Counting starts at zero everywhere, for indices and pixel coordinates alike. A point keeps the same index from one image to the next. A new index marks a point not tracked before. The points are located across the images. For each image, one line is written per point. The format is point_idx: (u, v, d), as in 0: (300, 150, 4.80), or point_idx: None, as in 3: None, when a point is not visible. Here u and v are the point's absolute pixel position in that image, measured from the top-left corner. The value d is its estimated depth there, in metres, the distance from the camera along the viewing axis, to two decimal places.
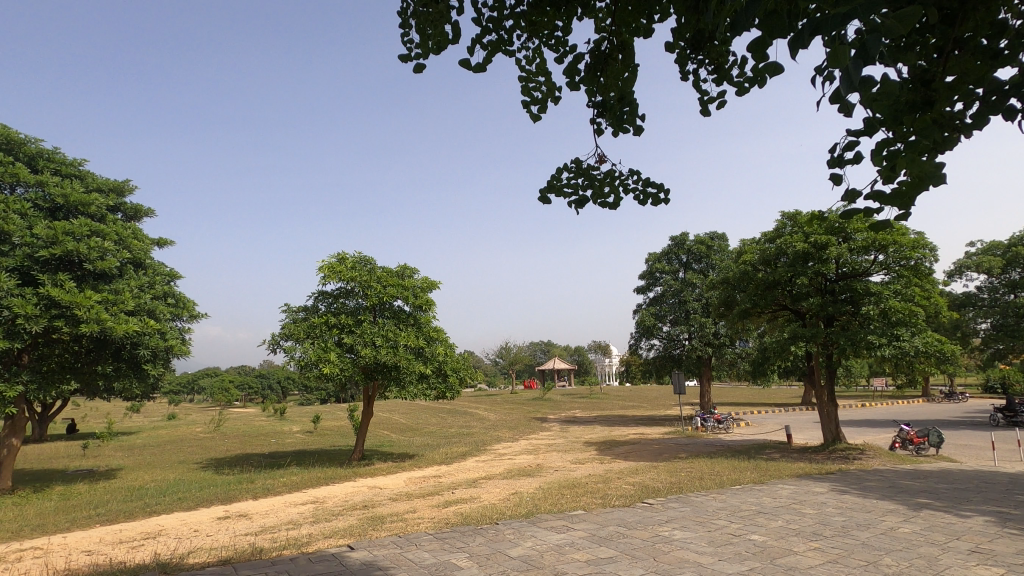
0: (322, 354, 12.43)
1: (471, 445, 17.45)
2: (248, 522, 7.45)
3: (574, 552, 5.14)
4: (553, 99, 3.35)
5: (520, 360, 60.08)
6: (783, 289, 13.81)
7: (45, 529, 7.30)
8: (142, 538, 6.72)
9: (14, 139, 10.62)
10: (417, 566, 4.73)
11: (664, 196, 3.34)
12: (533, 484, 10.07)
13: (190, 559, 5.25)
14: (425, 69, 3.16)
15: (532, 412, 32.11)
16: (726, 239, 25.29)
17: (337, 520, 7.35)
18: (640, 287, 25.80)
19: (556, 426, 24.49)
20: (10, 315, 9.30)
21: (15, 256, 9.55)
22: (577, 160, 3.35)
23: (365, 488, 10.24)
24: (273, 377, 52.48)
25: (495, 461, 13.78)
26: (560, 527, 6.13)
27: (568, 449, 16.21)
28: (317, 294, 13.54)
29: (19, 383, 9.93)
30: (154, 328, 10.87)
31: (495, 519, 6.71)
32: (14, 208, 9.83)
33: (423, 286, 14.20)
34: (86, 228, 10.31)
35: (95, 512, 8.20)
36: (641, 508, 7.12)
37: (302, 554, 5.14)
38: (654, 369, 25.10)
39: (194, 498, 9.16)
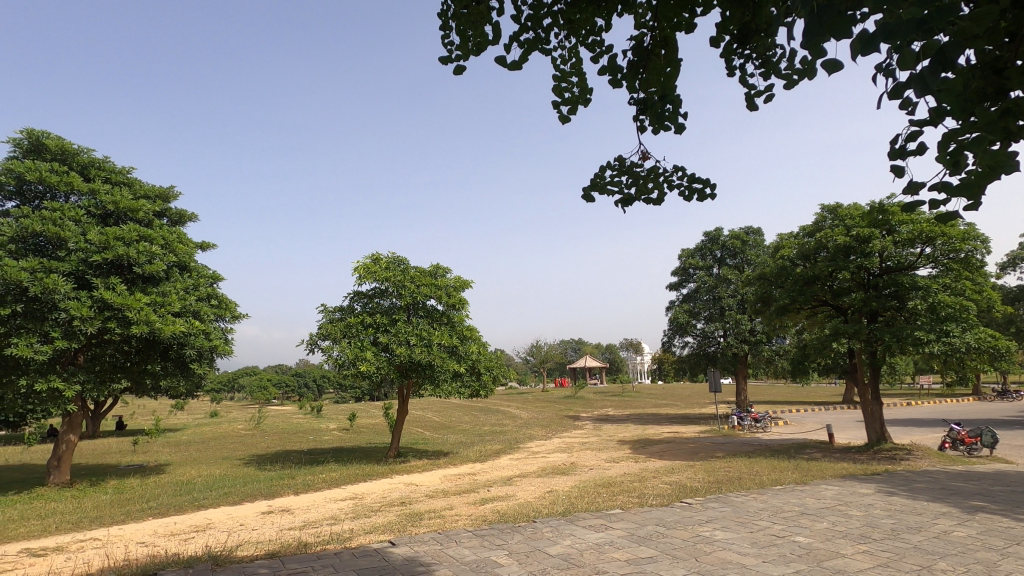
0: (359, 353, 12.66)
1: (504, 443, 17.50)
2: (291, 517, 7.66)
3: (613, 551, 5.11)
4: (588, 100, 3.32)
5: (552, 359, 59.89)
6: (823, 285, 13.40)
7: (103, 521, 7.66)
8: (192, 531, 6.98)
9: (68, 149, 11.14)
10: (459, 562, 4.79)
11: (712, 190, 3.24)
12: (568, 482, 10.06)
13: (240, 552, 5.43)
14: (463, 70, 3.18)
15: (564, 410, 32.04)
16: (762, 234, 24.73)
17: (377, 516, 7.49)
18: (673, 284, 25.50)
19: (588, 424, 24.39)
20: (67, 318, 9.77)
21: (71, 261, 9.99)
22: (620, 158, 3.31)
23: (402, 485, 10.40)
24: (308, 376, 53.60)
25: (529, 460, 13.79)
26: (598, 526, 6.10)
27: (602, 448, 16.09)
28: (353, 294, 13.75)
29: (75, 383, 10.41)
30: (199, 328, 11.26)
31: (533, 517, 6.73)
32: (69, 215, 10.32)
33: (456, 286, 14.29)
34: (135, 233, 10.75)
35: (146, 505, 8.57)
36: (679, 508, 7.02)
37: (345, 549, 5.26)
38: (688, 367, 24.73)
39: (239, 493, 9.46)
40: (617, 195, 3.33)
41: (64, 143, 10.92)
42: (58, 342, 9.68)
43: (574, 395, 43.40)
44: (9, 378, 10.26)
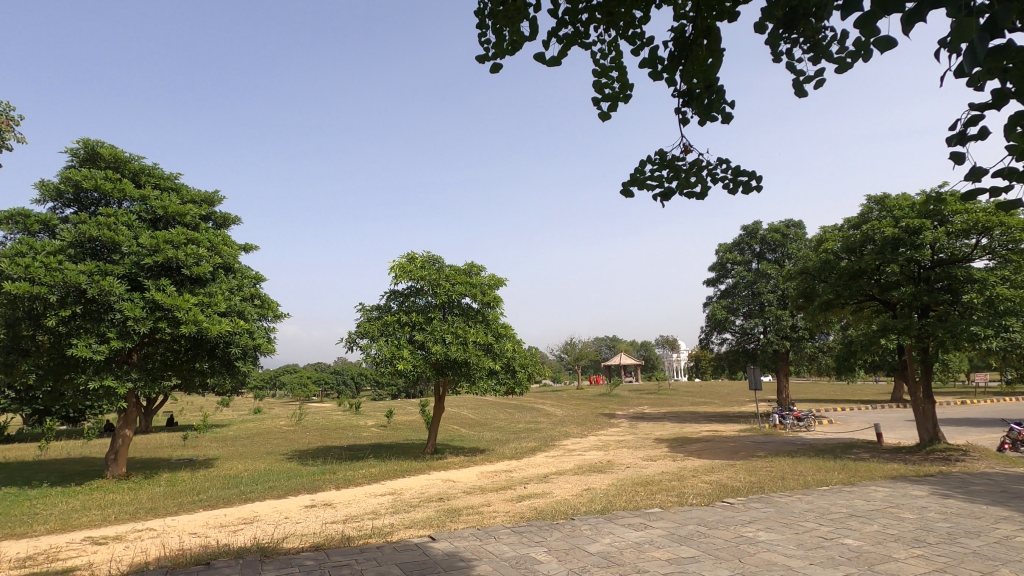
0: (396, 351, 12.83)
1: (540, 440, 17.50)
2: (334, 511, 7.86)
3: (654, 550, 5.05)
4: (628, 94, 3.26)
5: (586, 356, 59.51)
6: (869, 279, 12.93)
7: (157, 512, 8.02)
8: (240, 523, 7.23)
9: (120, 157, 11.64)
10: (498, 558, 4.81)
11: (758, 184, 3.13)
12: (606, 480, 9.98)
13: (286, 544, 5.60)
14: (501, 69, 3.18)
15: (599, 408, 31.78)
16: (803, 227, 24.00)
17: (416, 511, 7.60)
18: (710, 279, 25.01)
19: (624, 422, 24.19)
20: (121, 318, 10.25)
21: (125, 264, 10.47)
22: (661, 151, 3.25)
23: (440, 481, 10.52)
24: (346, 374, 54.83)
25: (565, 457, 13.76)
26: (637, 525, 6.04)
27: (639, 446, 15.91)
28: (389, 294, 13.98)
29: (129, 381, 10.91)
30: (244, 327, 11.62)
31: (570, 514, 6.71)
32: (122, 221, 10.80)
33: (490, 284, 14.35)
34: (182, 237, 11.18)
35: (198, 498, 8.93)
36: (721, 508, 6.88)
37: (387, 543, 5.37)
38: (726, 364, 24.23)
39: (283, 487, 9.76)
40: (659, 189, 3.27)
41: (116, 151, 11.42)
42: (113, 342, 10.15)
43: (609, 393, 43.02)
44: (70, 376, 10.84)
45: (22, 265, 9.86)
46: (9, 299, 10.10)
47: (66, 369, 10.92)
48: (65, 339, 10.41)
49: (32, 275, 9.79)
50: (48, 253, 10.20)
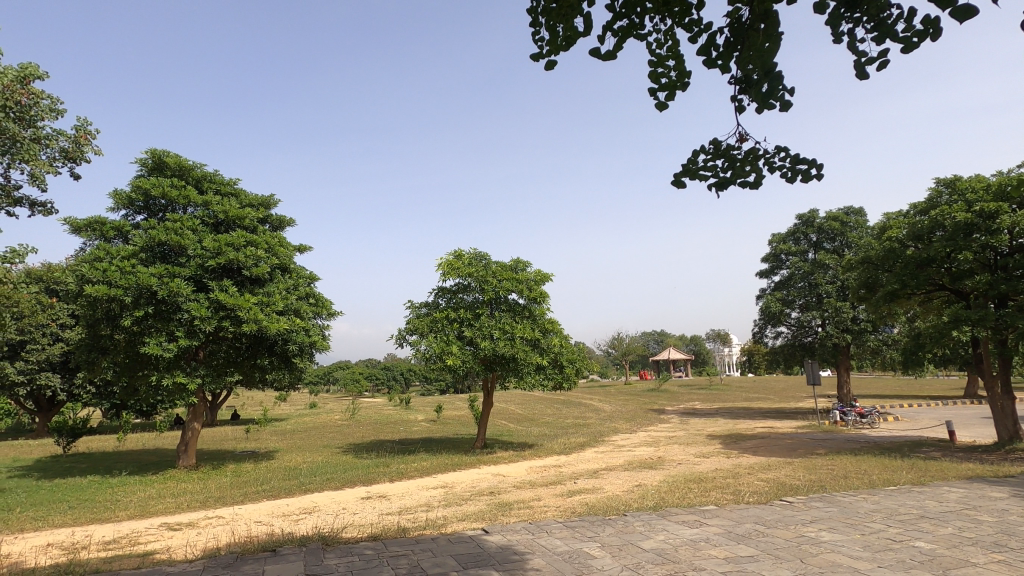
0: (445, 347, 13.02)
1: (588, 436, 17.42)
2: (389, 503, 8.09)
3: (710, 548, 4.94)
4: (687, 84, 3.11)
5: (635, 351, 58.56)
6: (939, 268, 12.17)
7: (225, 501, 8.48)
8: (301, 513, 7.54)
9: (185, 165, 12.29)
10: (551, 552, 4.84)
11: (819, 172, 2.95)
12: (657, 477, 9.83)
13: (345, 533, 5.81)
14: (554, 66, 3.11)
15: (648, 404, 31.29)
16: (864, 214, 22.85)
17: (468, 504, 7.72)
18: (763, 271, 24.18)
19: (674, 418, 23.78)
20: (189, 318, 10.85)
21: (191, 266, 11.09)
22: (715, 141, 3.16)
23: (490, 475, 10.64)
24: (396, 370, 56.11)
25: (615, 453, 13.65)
26: (692, 522, 5.93)
27: (690, 442, 15.58)
28: (437, 291, 14.21)
29: (197, 377, 11.54)
30: (301, 325, 12.07)
31: (622, 510, 6.66)
32: (187, 225, 11.42)
33: (537, 279, 14.36)
34: (242, 239, 11.73)
35: (261, 488, 9.39)
36: (779, 507, 6.66)
37: (442, 535, 5.49)
38: (782, 358, 23.64)
39: (340, 479, 10.12)
40: (713, 180, 3.17)
41: (180, 160, 12.06)
42: (182, 340, 10.76)
43: (659, 388, 42.23)
44: (145, 372, 11.58)
45: (100, 269, 10.55)
46: (90, 301, 10.86)
47: (140, 365, 11.67)
48: (139, 337, 11.10)
49: (109, 278, 10.47)
50: (122, 257, 10.87)
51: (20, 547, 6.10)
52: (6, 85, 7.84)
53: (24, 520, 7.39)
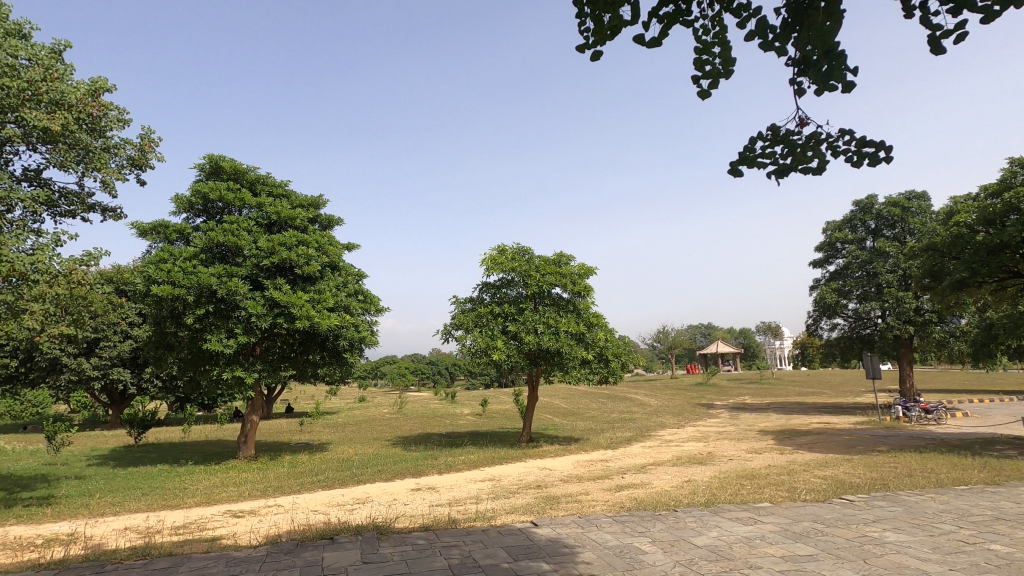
0: (490, 342, 13.14)
1: (635, 430, 17.21)
2: (438, 495, 8.25)
3: (766, 547, 4.81)
4: (732, 70, 2.98)
5: (681, 344, 57.36)
6: (1013, 254, 11.33)
7: (284, 490, 8.86)
8: (355, 503, 7.78)
9: (240, 169, 12.81)
10: (602, 546, 4.82)
11: (888, 154, 2.76)
12: (708, 473, 9.63)
13: (398, 523, 5.97)
14: (600, 56, 3.04)
15: (696, 399, 30.63)
16: (928, 198, 21.59)
17: (516, 497, 7.78)
18: (817, 260, 23.25)
19: (724, 413, 23.25)
20: (246, 315, 11.34)
21: (247, 266, 11.60)
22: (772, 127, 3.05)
23: (537, 469, 10.69)
24: (441, 364, 57.07)
25: (662, 448, 13.43)
26: (747, 519, 5.79)
27: (741, 438, 15.19)
28: (482, 286, 14.31)
29: (254, 371, 12.06)
30: (350, 321, 12.42)
31: (673, 506, 6.56)
32: (243, 227, 11.91)
33: (581, 273, 14.26)
34: (294, 239, 12.15)
35: (316, 478, 9.74)
36: (839, 505, 6.41)
37: (492, 527, 5.55)
38: (838, 351, 22.70)
39: (391, 470, 10.39)
40: (771, 167, 3.04)
41: (236, 164, 12.58)
42: (241, 337, 11.27)
43: (706, 382, 41.25)
44: (207, 367, 12.20)
45: (164, 270, 11.15)
46: (156, 300, 11.49)
47: (202, 361, 12.29)
48: (201, 335, 11.67)
49: (173, 278, 11.06)
50: (184, 258, 11.45)
51: (101, 529, 6.56)
52: (79, 99, 8.40)
53: (103, 505, 7.93)
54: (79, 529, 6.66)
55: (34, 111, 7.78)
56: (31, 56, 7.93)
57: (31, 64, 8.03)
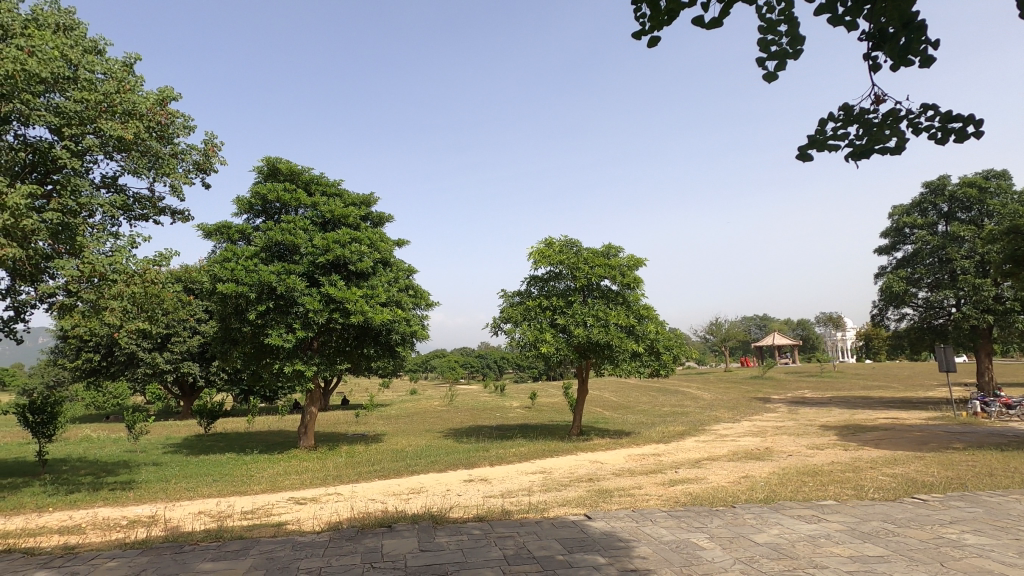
0: (539, 335, 13.13)
1: (688, 424, 16.85)
2: (491, 486, 8.36)
3: (832, 546, 4.62)
4: (800, 50, 2.83)
5: (735, 337, 55.54)
6: None
7: (343, 479, 9.20)
8: (410, 493, 7.99)
9: (295, 170, 13.27)
10: (658, 541, 4.76)
11: (979, 128, 2.57)
12: (766, 468, 9.33)
13: (452, 513, 6.08)
14: (658, 42, 2.95)
15: (752, 392, 29.65)
16: (1009, 177, 19.99)
17: (568, 490, 7.79)
18: (884, 247, 22.02)
19: (782, 407, 22.41)
20: (304, 311, 11.78)
21: (304, 263, 12.04)
22: (844, 107, 2.90)
23: (588, 462, 10.65)
24: (490, 357, 57.62)
25: (717, 442, 13.10)
26: (810, 517, 5.57)
27: (801, 433, 14.59)
28: (530, 279, 14.33)
29: (312, 364, 12.52)
30: (402, 315, 12.68)
31: (730, 502, 6.39)
32: (299, 226, 12.36)
33: (630, 265, 14.03)
34: (347, 236, 12.50)
35: (372, 468, 10.05)
36: (911, 505, 6.07)
37: (546, 519, 5.58)
38: (907, 343, 21.50)
39: (444, 461, 10.60)
40: (844, 149, 2.89)
41: (291, 165, 13.04)
42: (299, 332, 11.72)
43: (762, 376, 39.84)
44: (268, 360, 12.76)
45: (229, 268, 11.73)
46: (221, 297, 12.10)
47: (264, 354, 12.87)
48: (263, 330, 12.20)
49: (236, 276, 11.60)
50: (246, 258, 11.99)
51: (179, 513, 7.00)
52: (149, 109, 8.89)
53: (178, 490, 8.46)
54: (158, 511, 7.13)
55: (110, 121, 8.30)
56: (107, 71, 8.50)
57: (107, 78, 8.60)
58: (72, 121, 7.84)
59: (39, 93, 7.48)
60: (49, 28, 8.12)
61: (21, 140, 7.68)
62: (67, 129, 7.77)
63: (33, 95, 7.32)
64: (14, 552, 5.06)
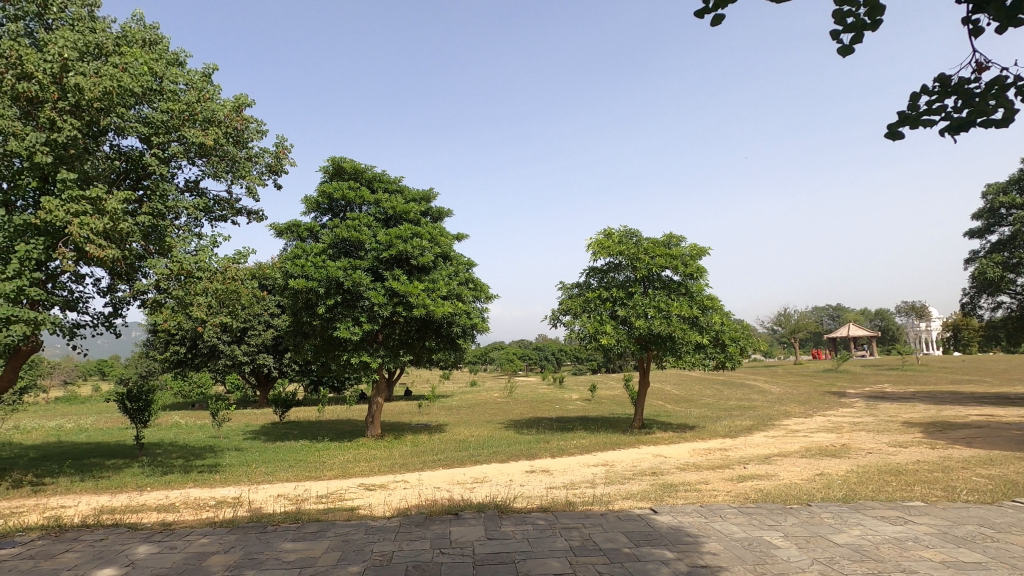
0: (599, 327, 12.98)
1: (756, 419, 16.23)
2: (553, 478, 8.39)
3: (921, 550, 4.34)
4: (879, 20, 2.65)
5: (805, 328, 52.92)
6: None
7: (409, 467, 9.51)
8: (473, 482, 8.14)
9: (359, 168, 13.71)
10: (728, 538, 4.62)
11: None
12: (842, 466, 8.87)
13: (516, 503, 6.15)
14: (722, 19, 2.83)
15: (825, 386, 28.15)
16: None
17: (631, 483, 7.71)
18: (975, 229, 20.30)
19: (859, 402, 21.15)
20: (370, 304, 12.21)
21: (369, 259, 12.47)
22: (941, 76, 2.75)
23: (651, 455, 10.46)
24: (548, 350, 57.68)
25: (788, 438, 12.55)
26: (895, 519, 5.25)
27: (882, 429, 13.74)
28: (588, 271, 14.20)
29: (377, 356, 12.97)
30: (463, 308, 12.88)
31: (805, 500, 6.11)
32: (364, 222, 12.78)
33: (692, 254, 13.62)
34: (409, 231, 12.82)
35: (437, 457, 10.32)
36: (1011, 509, 5.60)
37: (611, 512, 5.54)
38: (1003, 333, 19.79)
39: (506, 452, 10.73)
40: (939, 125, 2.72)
41: (355, 163, 13.48)
42: (366, 324, 12.18)
43: (835, 369, 37.72)
44: (337, 352, 13.32)
45: (299, 265, 12.27)
46: (293, 292, 12.68)
47: (333, 346, 13.42)
48: (331, 323, 12.72)
49: (306, 272, 12.12)
50: (315, 254, 12.51)
51: (260, 495, 7.46)
52: (226, 115, 9.37)
53: (258, 474, 9.00)
54: (242, 493, 7.62)
55: (191, 129, 8.89)
56: (188, 82, 9.09)
57: (189, 88, 9.20)
58: (160, 130, 8.46)
59: (131, 106, 8.12)
60: (137, 44, 8.76)
61: (116, 150, 8.35)
62: (155, 138, 8.39)
63: (126, 108, 7.95)
64: (120, 526, 5.56)
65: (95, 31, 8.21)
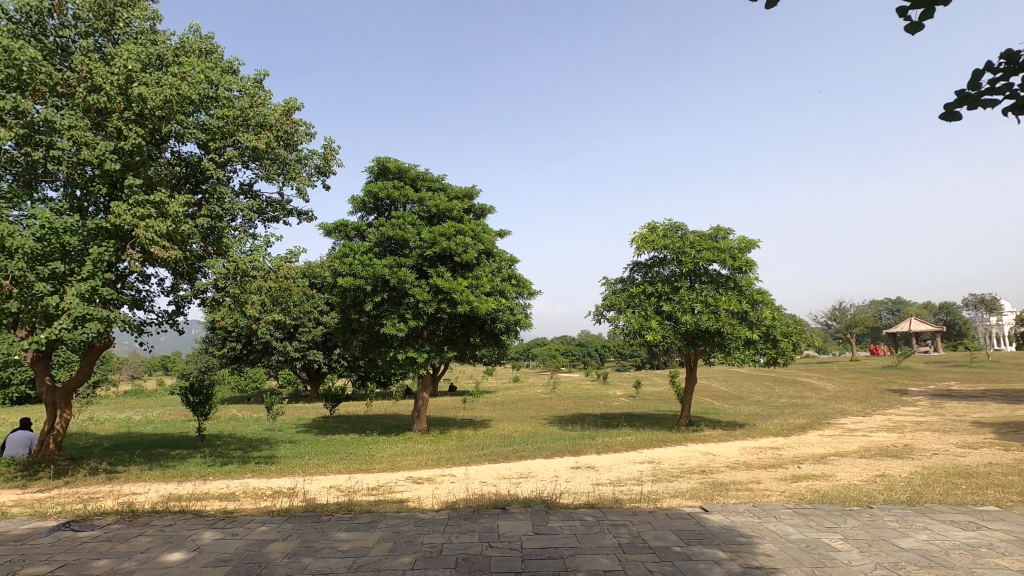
0: (644, 322, 12.77)
1: (810, 418, 15.63)
2: (599, 474, 8.33)
3: (997, 557, 4.08)
4: None
5: (861, 323, 50.55)
6: None
7: (455, 461, 9.63)
8: (519, 477, 8.17)
9: (403, 168, 13.93)
10: (784, 539, 4.48)
11: None
12: (906, 467, 8.44)
13: (563, 499, 6.14)
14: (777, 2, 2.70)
15: (885, 384, 26.85)
16: None
17: (680, 481, 7.56)
18: None
19: (922, 400, 20.05)
20: (415, 301, 12.42)
21: (414, 256, 12.69)
22: (1007, 54, 2.57)
23: (700, 453, 10.23)
24: (591, 345, 57.14)
25: (845, 438, 12.02)
26: (966, 523, 4.96)
27: (948, 429, 13.00)
28: (633, 265, 13.99)
29: (423, 352, 13.18)
30: (506, 305, 12.94)
31: (866, 502, 5.85)
32: (408, 221, 12.99)
33: (741, 247, 13.21)
34: (452, 229, 12.95)
35: (482, 452, 10.42)
36: None
37: (659, 509, 5.46)
38: None
39: (550, 448, 10.73)
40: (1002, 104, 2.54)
41: (399, 163, 13.71)
42: (411, 321, 12.41)
43: (897, 365, 35.86)
44: (383, 348, 13.61)
45: (347, 263, 12.59)
46: (341, 290, 13.01)
47: (379, 343, 13.72)
48: (378, 320, 13.00)
49: (353, 270, 12.42)
50: (362, 253, 12.80)
51: (314, 486, 7.72)
52: (276, 119, 9.67)
53: (311, 466, 9.32)
54: (297, 484, 7.90)
55: (245, 133, 9.24)
56: (241, 88, 9.44)
57: (242, 94, 9.56)
58: (216, 136, 8.85)
59: (189, 114, 8.51)
60: (194, 54, 9.17)
61: (177, 156, 8.79)
62: (212, 143, 8.80)
63: (185, 115, 8.35)
64: (187, 513, 5.87)
65: (156, 43, 8.64)
